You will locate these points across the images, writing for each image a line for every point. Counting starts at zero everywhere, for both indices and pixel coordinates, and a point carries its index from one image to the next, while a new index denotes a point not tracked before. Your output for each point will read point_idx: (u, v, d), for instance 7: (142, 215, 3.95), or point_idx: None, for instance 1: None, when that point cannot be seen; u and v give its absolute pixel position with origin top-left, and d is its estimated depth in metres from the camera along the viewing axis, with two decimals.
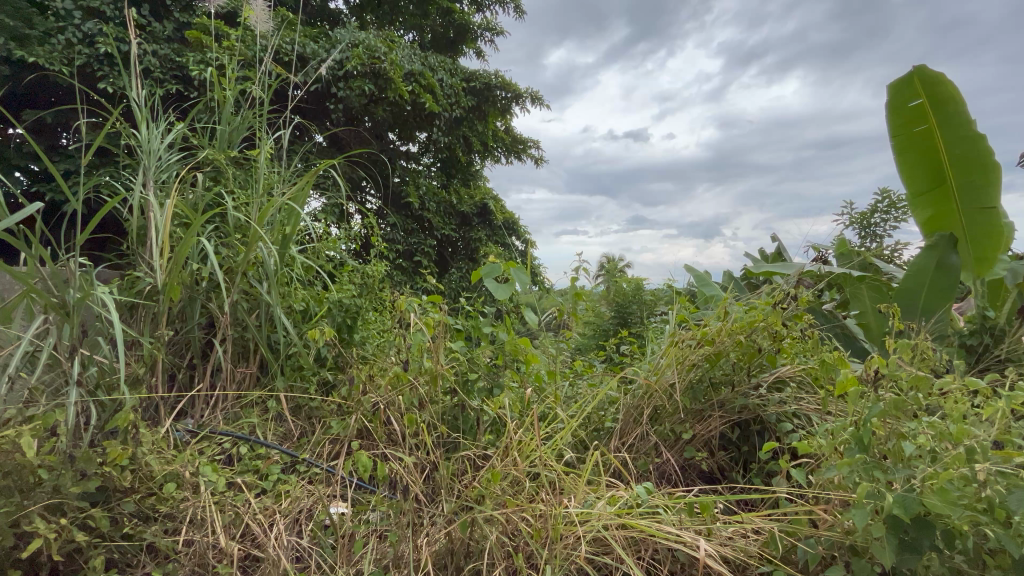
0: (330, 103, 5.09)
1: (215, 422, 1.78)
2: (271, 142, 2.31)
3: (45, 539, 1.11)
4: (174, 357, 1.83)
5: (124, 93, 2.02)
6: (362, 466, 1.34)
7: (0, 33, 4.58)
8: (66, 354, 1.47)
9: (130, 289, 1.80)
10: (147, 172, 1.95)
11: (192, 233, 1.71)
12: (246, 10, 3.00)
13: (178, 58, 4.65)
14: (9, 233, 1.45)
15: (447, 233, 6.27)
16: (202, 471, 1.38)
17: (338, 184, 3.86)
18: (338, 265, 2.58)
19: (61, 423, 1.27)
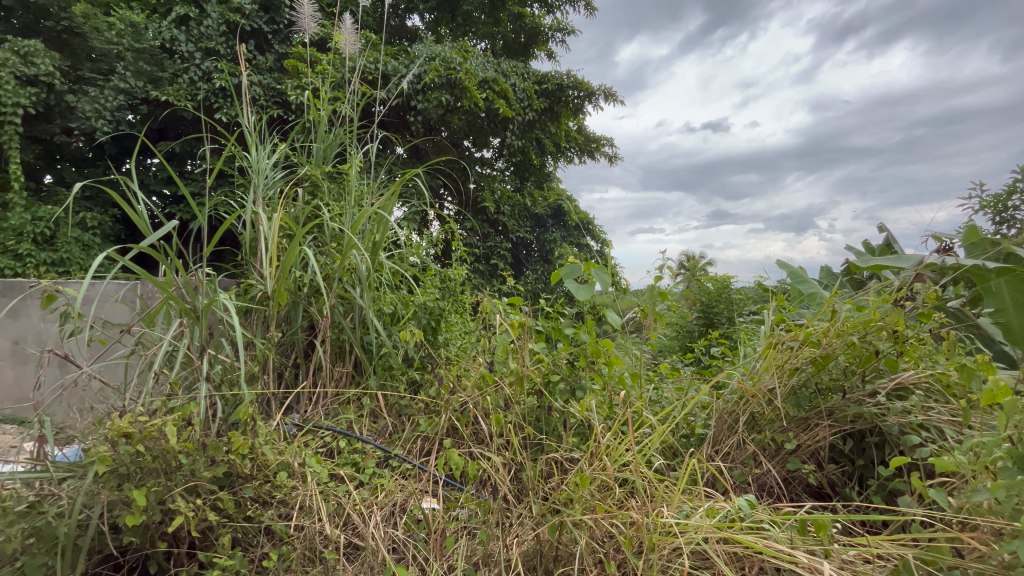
0: (410, 116, 5.35)
1: (318, 417, 1.93)
2: (360, 156, 2.47)
3: (185, 515, 1.26)
4: (282, 357, 2.01)
5: (238, 120, 2.26)
6: (454, 462, 1.40)
7: (141, 78, 5.36)
8: (197, 354, 1.67)
9: (245, 296, 2.01)
10: (257, 189, 2.17)
11: (296, 243, 1.87)
12: (336, 34, 3.24)
13: (279, 86, 5.15)
14: (153, 248, 1.68)
15: (522, 235, 6.34)
16: (309, 461, 1.50)
17: (420, 193, 4.04)
18: (422, 269, 2.69)
19: (195, 414, 1.44)
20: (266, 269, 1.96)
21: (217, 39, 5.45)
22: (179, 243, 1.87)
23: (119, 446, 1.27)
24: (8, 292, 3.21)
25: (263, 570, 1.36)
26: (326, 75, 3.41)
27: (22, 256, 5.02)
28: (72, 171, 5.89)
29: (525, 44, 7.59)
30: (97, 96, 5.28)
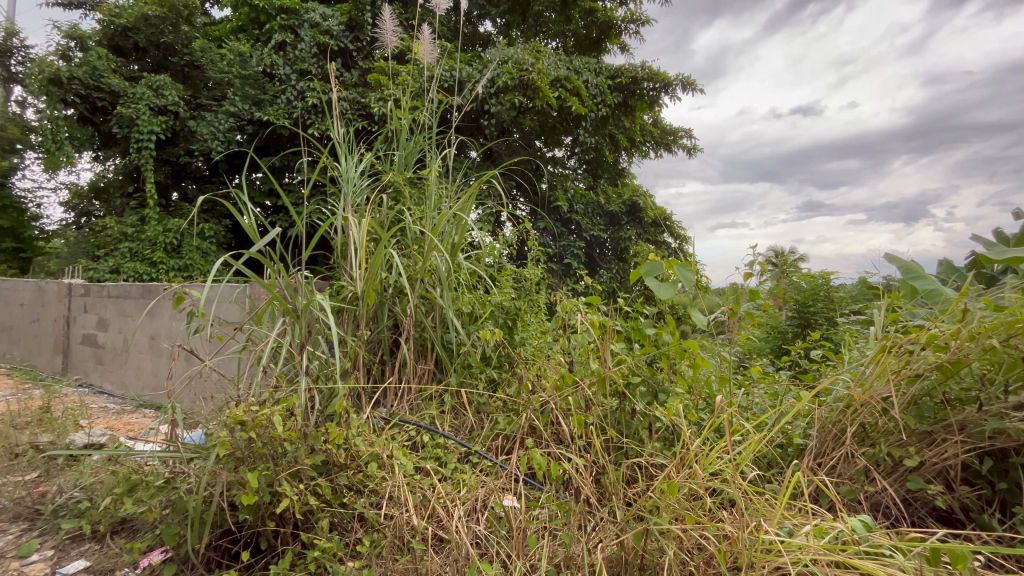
0: (484, 120, 5.44)
1: (403, 412, 2.02)
2: (439, 161, 2.56)
3: (291, 498, 1.38)
4: (370, 354, 2.12)
5: (330, 134, 2.44)
6: (537, 462, 1.42)
7: (248, 101, 5.96)
8: (298, 350, 1.82)
9: (338, 296, 2.16)
10: (347, 197, 2.33)
11: (382, 247, 1.98)
12: (415, 45, 3.38)
13: (363, 100, 5.48)
14: (261, 254, 1.86)
15: (596, 233, 6.21)
16: (395, 454, 1.58)
17: (494, 195, 4.11)
18: (498, 269, 2.72)
19: (297, 405, 1.58)
20: (357, 271, 2.10)
21: (309, 60, 5.91)
22: (282, 249, 2.05)
23: (235, 432, 1.42)
24: (147, 293, 3.72)
25: (356, 555, 1.45)
26: (406, 85, 3.57)
27: (156, 263, 5.80)
28: (193, 187, 6.69)
29: (597, 39, 7.43)
30: (212, 120, 5.95)
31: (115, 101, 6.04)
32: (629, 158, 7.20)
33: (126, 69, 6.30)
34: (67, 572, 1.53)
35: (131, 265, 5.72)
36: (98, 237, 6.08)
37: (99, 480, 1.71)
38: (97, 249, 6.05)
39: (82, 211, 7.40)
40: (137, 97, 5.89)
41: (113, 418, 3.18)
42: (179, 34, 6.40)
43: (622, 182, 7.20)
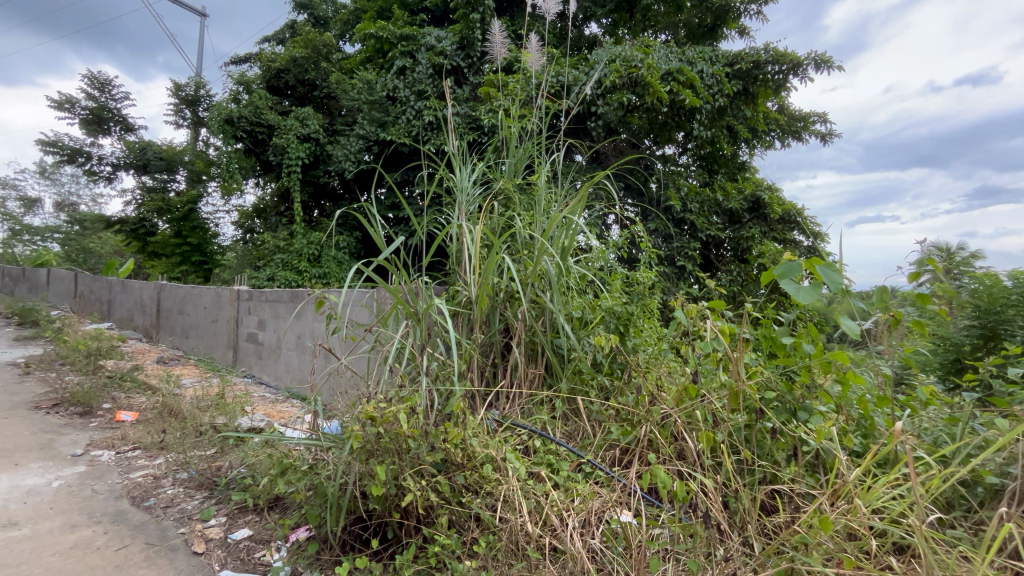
0: (591, 122, 5.34)
1: (515, 415, 2.03)
2: (548, 167, 2.56)
3: (414, 494, 1.46)
4: (483, 356, 2.17)
5: (445, 146, 2.56)
6: (662, 480, 1.34)
7: (374, 124, 6.56)
8: (419, 351, 1.94)
9: (454, 300, 2.25)
10: (461, 206, 2.43)
11: (494, 253, 2.03)
12: (524, 54, 3.42)
13: (473, 113, 5.73)
14: (387, 262, 2.02)
15: (713, 233, 5.72)
16: (509, 457, 1.59)
17: (602, 197, 4.00)
18: (608, 273, 2.64)
19: (419, 404, 1.67)
20: (471, 276, 2.17)
21: (426, 81, 6.34)
22: (405, 257, 2.21)
23: (367, 427, 1.55)
24: (295, 298, 4.25)
25: (473, 554, 1.48)
26: (514, 95, 3.64)
27: (302, 271, 6.63)
28: (330, 204, 7.54)
29: (712, 26, 6.93)
30: (346, 143, 6.66)
31: (271, 134, 7.05)
32: (750, 150, 6.57)
33: (280, 106, 7.32)
34: (236, 538, 1.78)
35: (283, 273, 6.61)
36: (259, 251, 7.15)
37: (259, 460, 1.97)
38: (259, 261, 7.10)
39: (247, 229, 8.74)
40: (288, 129, 6.81)
41: (270, 406, 3.67)
42: (319, 71, 7.30)
43: (744, 177, 6.58)
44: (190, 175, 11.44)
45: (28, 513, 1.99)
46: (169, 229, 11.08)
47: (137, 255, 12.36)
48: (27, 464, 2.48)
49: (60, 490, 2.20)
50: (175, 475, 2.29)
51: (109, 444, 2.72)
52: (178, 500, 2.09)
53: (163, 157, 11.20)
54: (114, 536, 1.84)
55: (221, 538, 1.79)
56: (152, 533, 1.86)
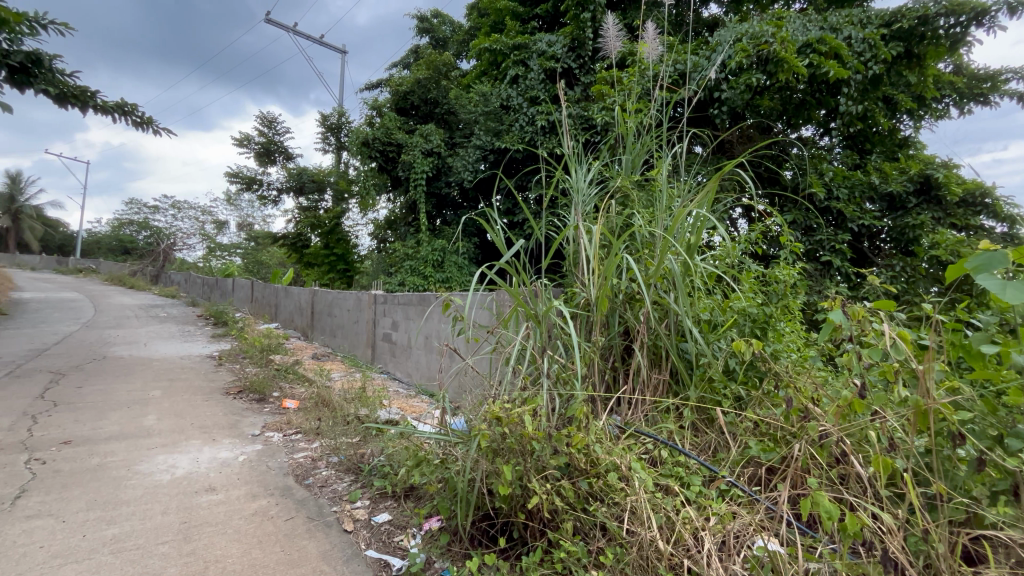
0: (713, 109, 4.95)
1: (638, 422, 1.95)
2: (669, 160, 2.40)
3: (540, 496, 1.46)
4: (603, 360, 2.10)
5: (560, 148, 2.54)
6: (826, 511, 1.17)
7: (490, 134, 6.81)
8: (540, 353, 1.95)
9: (572, 302, 2.23)
10: (577, 206, 2.39)
11: (615, 253, 1.96)
12: (639, 45, 3.27)
13: (586, 113, 5.68)
14: (508, 264, 2.06)
15: (869, 223, 4.90)
16: (635, 467, 1.52)
17: (730, 188, 3.67)
18: (741, 271, 2.40)
19: (541, 407, 1.68)
20: (590, 278, 2.12)
21: (538, 87, 6.43)
22: (524, 260, 2.25)
23: (493, 426, 1.59)
24: (423, 301, 4.59)
25: (600, 565, 1.43)
26: (629, 89, 3.52)
27: (427, 276, 7.14)
28: (451, 213, 8.02)
29: None
30: (465, 154, 7.05)
31: (400, 152, 7.71)
32: (916, 122, 5.54)
33: (407, 125, 7.98)
34: (378, 521, 1.95)
35: (411, 278, 7.18)
36: (392, 258, 7.86)
37: (397, 451, 2.15)
38: (392, 267, 7.83)
39: (380, 239, 9.68)
40: (414, 145, 7.40)
41: (403, 400, 4.00)
42: (440, 89, 7.83)
43: (907, 155, 5.57)
44: (335, 194, 13.03)
45: (221, 481, 2.39)
46: (320, 241, 12.72)
47: (295, 266, 14.43)
48: (221, 439, 3.01)
49: (244, 464, 2.62)
50: (328, 459, 2.60)
51: (279, 427, 3.19)
52: (331, 482, 2.36)
53: (314, 179, 12.92)
54: (283, 507, 2.14)
55: (366, 520, 1.98)
56: (312, 508, 2.13)
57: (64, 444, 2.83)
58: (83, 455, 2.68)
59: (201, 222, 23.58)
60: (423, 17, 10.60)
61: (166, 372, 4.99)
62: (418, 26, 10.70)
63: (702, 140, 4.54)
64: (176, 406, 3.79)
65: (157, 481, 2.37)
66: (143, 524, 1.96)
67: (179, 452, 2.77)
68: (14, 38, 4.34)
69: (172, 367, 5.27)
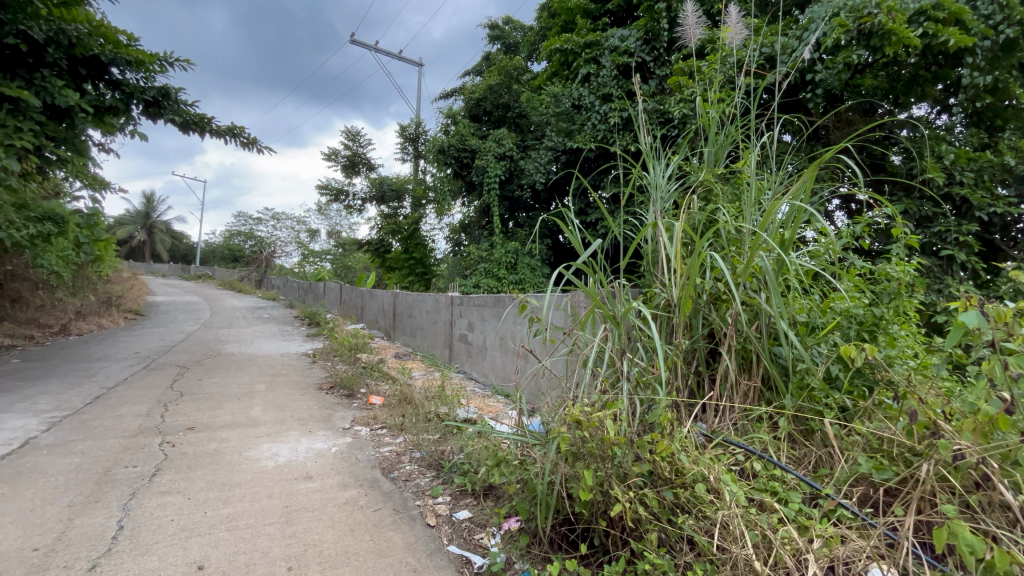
0: (805, 93, 4.55)
1: (726, 431, 1.83)
2: (757, 150, 2.23)
3: (622, 504, 1.41)
4: (686, 364, 2.00)
5: (637, 143, 2.44)
6: (969, 546, 1.05)
7: (562, 134, 6.76)
8: (618, 356, 1.89)
9: (651, 303, 2.14)
10: (656, 203, 2.29)
11: (700, 250, 1.85)
12: (722, 30, 3.07)
13: (662, 107, 5.47)
14: (585, 265, 2.02)
15: (1003, 211, 4.23)
16: (725, 479, 1.42)
17: (826, 177, 3.35)
18: (845, 268, 2.17)
19: (622, 411, 1.63)
20: (671, 278, 2.02)
21: (611, 84, 6.29)
22: (602, 260, 2.20)
23: (573, 429, 1.57)
24: (498, 302, 4.65)
25: None
26: (710, 79, 3.33)
27: (501, 278, 7.25)
28: (524, 215, 8.09)
29: None
30: (537, 156, 7.08)
31: (474, 157, 7.89)
32: None
33: (480, 131, 8.16)
34: (459, 518, 2.01)
35: (485, 281, 7.33)
36: (467, 261, 8.07)
37: (476, 450, 2.20)
38: (467, 270, 8.03)
39: (455, 242, 9.97)
40: (487, 150, 7.55)
41: (480, 400, 4.09)
42: (512, 93, 7.92)
43: None
44: (413, 201, 13.65)
45: (317, 470, 2.59)
46: (400, 246, 13.39)
47: (378, 269, 15.30)
48: (317, 431, 3.25)
49: (336, 455, 2.82)
50: (411, 454, 2.72)
51: (366, 422, 3.39)
52: (414, 476, 2.47)
53: (394, 188, 13.62)
54: (372, 498, 2.26)
55: (448, 516, 2.04)
56: (397, 501, 2.23)
57: (189, 430, 3.21)
58: (203, 440, 3.02)
59: (296, 231, 25.79)
60: (495, 24, 10.81)
61: (269, 368, 5.50)
62: (490, 33, 10.92)
63: (794, 127, 4.17)
64: (278, 399, 4.16)
65: (264, 467, 2.61)
66: (252, 505, 2.17)
67: (281, 441, 3.03)
68: (147, 76, 4.99)
69: (274, 363, 5.79)
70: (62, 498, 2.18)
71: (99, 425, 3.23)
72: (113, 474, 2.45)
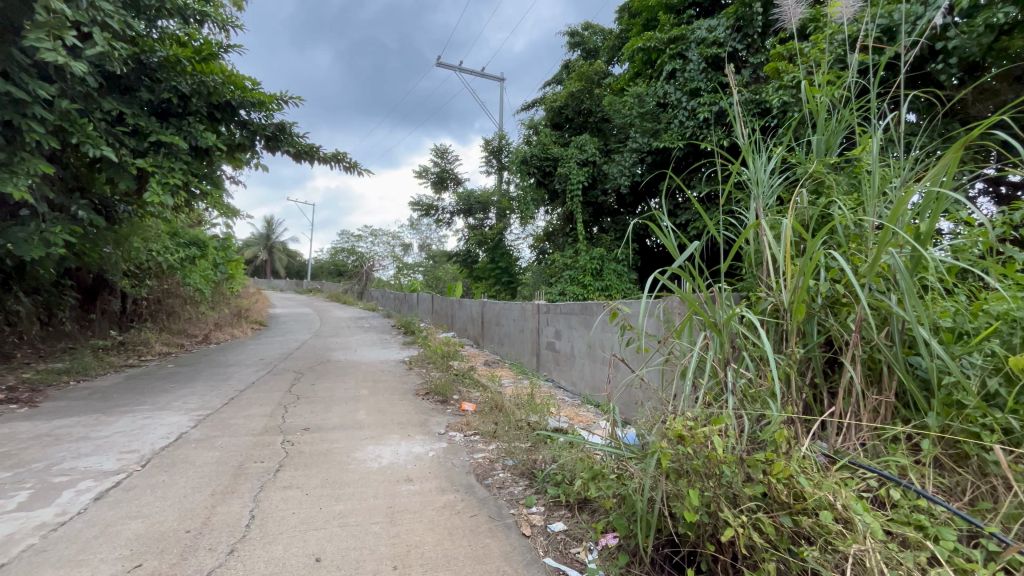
0: (935, 64, 3.97)
1: (852, 452, 1.62)
2: (880, 133, 1.96)
3: (734, 529, 1.30)
4: (800, 376, 1.82)
5: (734, 136, 2.27)
6: None
7: (647, 135, 6.54)
8: (721, 366, 1.77)
9: (757, 308, 1.97)
10: (758, 200, 2.11)
11: (815, 247, 1.65)
12: (830, 4, 2.77)
13: (759, 97, 5.08)
14: (681, 269, 1.90)
15: None
16: (856, 507, 1.26)
17: (969, 158, 2.87)
18: (1002, 263, 1.83)
19: (729, 426, 1.51)
20: (780, 280, 1.84)
21: (699, 78, 5.97)
22: (699, 263, 2.06)
23: (676, 445, 1.48)
24: (586, 310, 4.57)
25: None
26: (814, 59, 3.02)
27: (587, 285, 7.15)
28: (609, 220, 7.91)
29: None
30: (621, 159, 6.90)
31: (557, 165, 7.90)
32: None
33: (562, 139, 8.17)
34: (554, 529, 1.99)
35: (571, 288, 7.26)
36: (552, 269, 8.08)
37: (569, 461, 2.18)
38: (552, 277, 8.03)
39: (539, 251, 10.02)
40: (570, 157, 7.52)
41: (570, 409, 4.04)
42: (594, 98, 7.84)
43: None
44: (498, 212, 14.01)
45: (417, 473, 2.71)
46: (486, 257, 13.76)
47: (466, 279, 15.84)
48: (415, 435, 3.41)
49: (434, 459, 2.93)
50: (504, 461, 2.75)
51: (460, 428, 3.49)
52: (508, 484, 2.49)
53: (480, 200, 14.08)
54: (468, 503, 2.31)
55: (542, 526, 2.03)
56: (492, 508, 2.25)
57: (305, 430, 3.53)
58: (317, 440, 3.30)
59: (392, 246, 27.63)
60: (575, 31, 10.78)
61: (371, 374, 5.90)
62: (570, 41, 10.91)
63: (923, 105, 3.65)
64: (379, 404, 4.44)
65: (369, 468, 2.79)
66: (360, 504, 2.32)
67: (384, 444, 3.23)
68: (268, 114, 5.66)
69: (376, 370, 6.21)
70: (207, 487, 2.49)
71: (234, 424, 3.67)
72: (246, 468, 2.76)
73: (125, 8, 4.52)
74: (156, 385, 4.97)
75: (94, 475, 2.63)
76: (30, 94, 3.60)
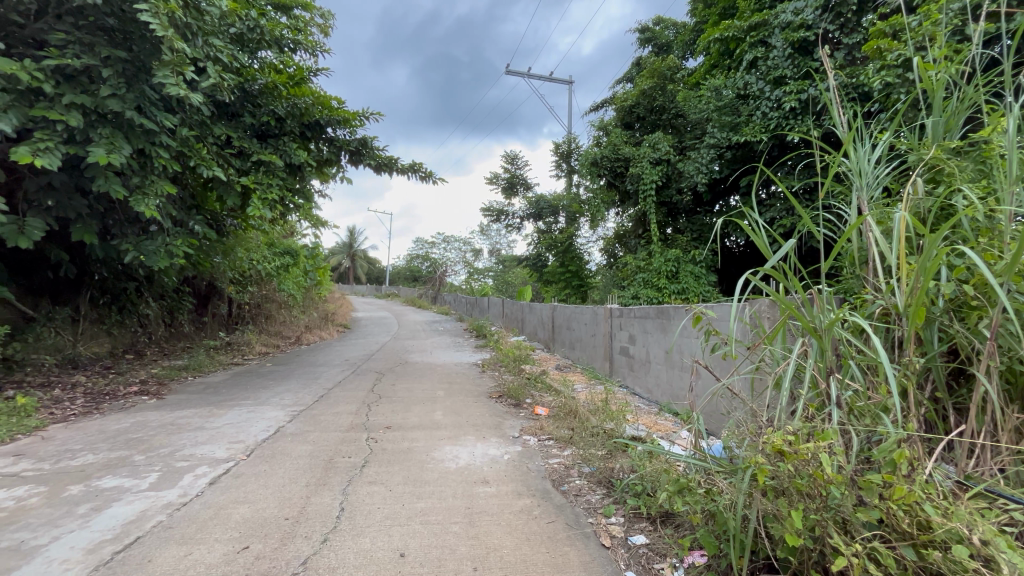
0: None
1: (989, 478, 1.41)
2: (1014, 110, 1.69)
3: (848, 558, 1.17)
4: (918, 389, 1.61)
5: (831, 123, 2.06)
6: None
7: (726, 129, 6.18)
8: (823, 376, 1.61)
9: (863, 312, 1.77)
10: (861, 192, 1.90)
11: (936, 242, 1.45)
12: None
13: (857, 80, 4.63)
14: (773, 270, 1.75)
15: None
16: (998, 543, 1.08)
17: None
18: None
19: (835, 443, 1.37)
20: (891, 281, 1.64)
21: (783, 64, 5.55)
22: (792, 263, 1.90)
23: (774, 460, 1.37)
24: (661, 314, 4.40)
25: None
26: (926, 33, 2.69)
27: (662, 288, 6.88)
28: (686, 220, 7.58)
29: None
30: (697, 156, 6.58)
31: (628, 165, 7.69)
32: None
33: (633, 138, 7.96)
34: (636, 542, 1.92)
35: (645, 291, 7.03)
36: (625, 272, 7.87)
37: (651, 472, 2.11)
38: (625, 280, 7.82)
39: (611, 254, 9.82)
40: (642, 157, 7.30)
41: (647, 417, 3.90)
42: (667, 94, 7.57)
43: None
44: (568, 215, 13.92)
45: (493, 476, 2.74)
46: (556, 261, 13.71)
47: (536, 284, 15.86)
48: (490, 437, 3.46)
49: (510, 462, 2.95)
50: (580, 468, 2.70)
51: (534, 432, 3.49)
52: (584, 491, 2.44)
53: (551, 204, 14.07)
54: (545, 509, 2.30)
55: (623, 538, 1.97)
56: (569, 515, 2.22)
57: (387, 429, 3.70)
58: (399, 439, 3.45)
59: (464, 252, 28.39)
60: (645, 27, 10.47)
61: (446, 376, 6.08)
62: (641, 37, 10.61)
63: None
64: (455, 405, 4.55)
65: (447, 468, 2.86)
66: (439, 503, 2.38)
67: (460, 445, 3.30)
68: (351, 130, 6.04)
69: (451, 372, 6.39)
70: (302, 479, 2.69)
71: (324, 420, 3.94)
72: (335, 462, 2.95)
73: (232, 44, 5.06)
74: (258, 382, 5.46)
75: (208, 462, 2.94)
76: (158, 125, 4.12)
